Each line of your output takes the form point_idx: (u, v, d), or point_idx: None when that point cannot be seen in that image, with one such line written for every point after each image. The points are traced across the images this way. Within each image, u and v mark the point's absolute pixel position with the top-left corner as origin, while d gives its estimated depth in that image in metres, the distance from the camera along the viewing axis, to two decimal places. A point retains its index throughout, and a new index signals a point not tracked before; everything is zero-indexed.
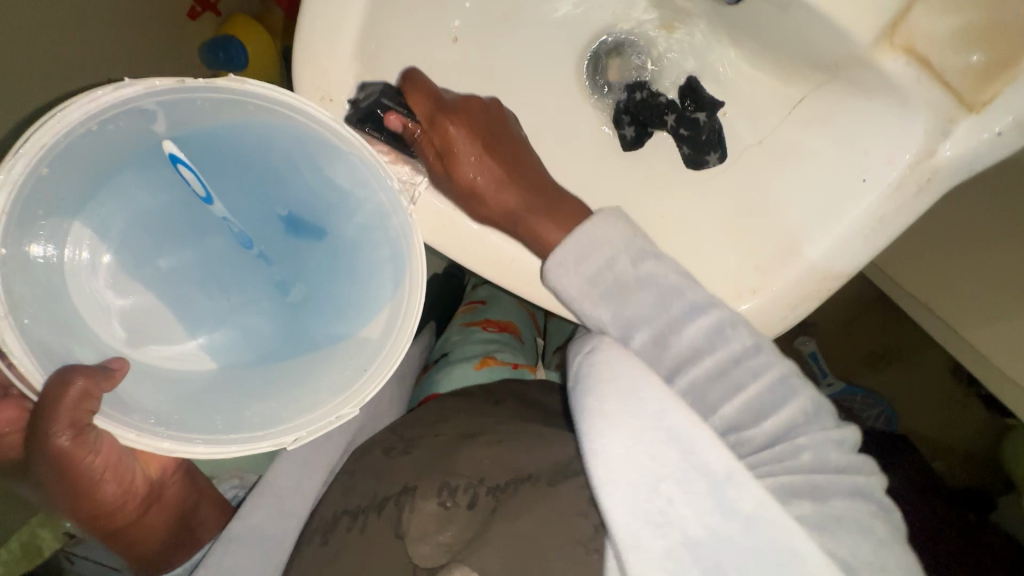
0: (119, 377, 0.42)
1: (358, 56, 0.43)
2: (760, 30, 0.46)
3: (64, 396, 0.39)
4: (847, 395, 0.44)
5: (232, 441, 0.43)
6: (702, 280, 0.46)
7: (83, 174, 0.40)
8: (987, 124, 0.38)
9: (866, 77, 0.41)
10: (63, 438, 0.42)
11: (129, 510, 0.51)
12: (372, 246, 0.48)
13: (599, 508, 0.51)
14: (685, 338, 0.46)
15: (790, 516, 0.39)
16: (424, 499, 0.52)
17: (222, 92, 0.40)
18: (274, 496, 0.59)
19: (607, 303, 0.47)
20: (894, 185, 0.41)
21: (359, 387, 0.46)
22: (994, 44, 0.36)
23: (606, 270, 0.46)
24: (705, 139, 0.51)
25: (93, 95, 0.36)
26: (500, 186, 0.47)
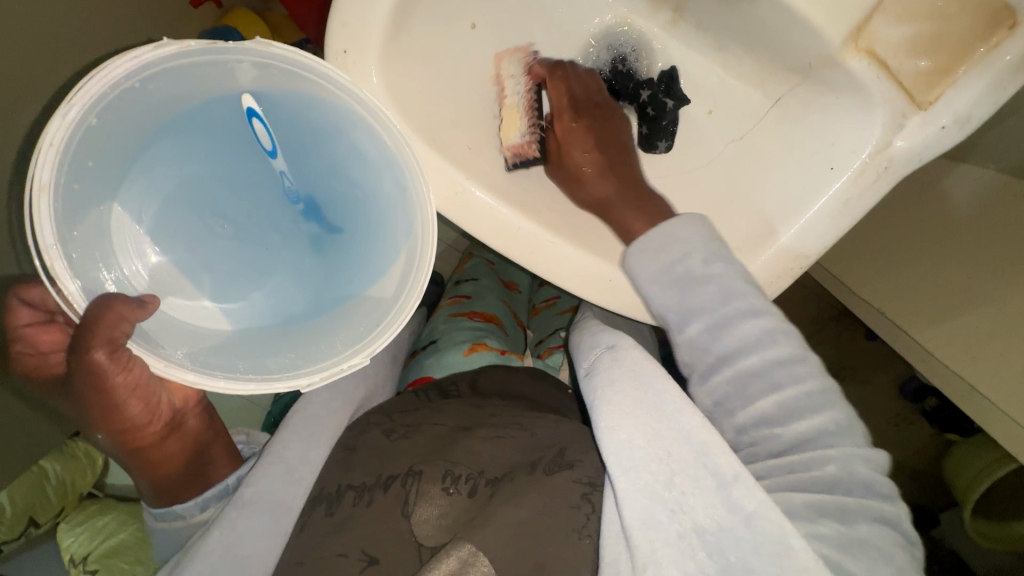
0: (152, 309, 0.45)
1: (390, 30, 0.47)
2: (744, 37, 0.51)
3: (103, 317, 0.42)
4: (781, 355, 0.46)
5: (249, 381, 0.44)
6: (669, 233, 0.51)
7: (127, 135, 0.43)
8: (934, 119, 0.44)
9: (836, 78, 0.46)
10: (98, 354, 0.45)
11: (155, 430, 0.53)
12: (394, 213, 0.51)
13: (584, 490, 0.55)
14: (727, 336, 0.48)
15: (740, 489, 0.42)
16: (430, 483, 0.54)
17: (250, 54, 0.42)
18: (283, 468, 0.58)
19: (673, 292, 0.50)
20: (857, 172, 0.48)
21: (369, 339, 0.48)
22: (937, 52, 0.43)
23: (677, 265, 0.50)
24: (663, 126, 0.58)
25: (136, 53, 0.38)
26: (603, 172, 0.55)
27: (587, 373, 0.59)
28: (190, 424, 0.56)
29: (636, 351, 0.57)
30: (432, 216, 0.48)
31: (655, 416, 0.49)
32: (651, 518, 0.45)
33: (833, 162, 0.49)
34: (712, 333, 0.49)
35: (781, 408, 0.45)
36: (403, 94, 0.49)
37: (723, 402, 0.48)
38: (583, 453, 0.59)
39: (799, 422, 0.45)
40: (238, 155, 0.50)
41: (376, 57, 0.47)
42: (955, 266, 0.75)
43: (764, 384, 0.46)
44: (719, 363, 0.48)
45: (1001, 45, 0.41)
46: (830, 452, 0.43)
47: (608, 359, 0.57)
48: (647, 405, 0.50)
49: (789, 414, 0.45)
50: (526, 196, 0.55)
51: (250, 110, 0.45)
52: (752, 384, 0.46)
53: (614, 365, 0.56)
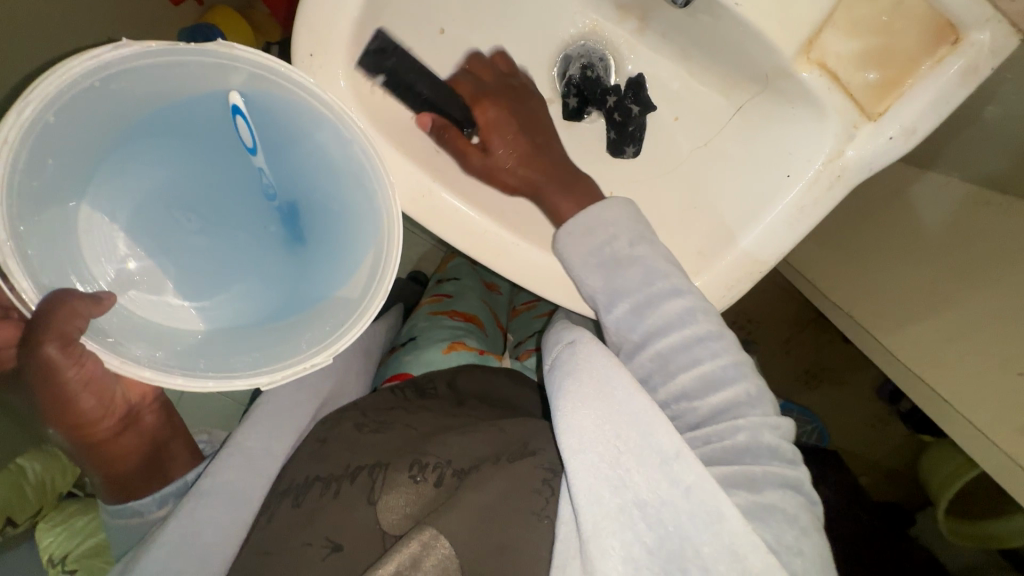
0: (107, 304, 0.46)
1: (356, 34, 0.47)
2: (706, 47, 0.53)
3: (56, 312, 0.42)
4: (699, 330, 0.49)
5: (208, 378, 0.45)
6: (595, 217, 0.52)
7: (89, 133, 0.43)
8: (884, 130, 0.46)
9: (790, 87, 0.48)
10: (51, 349, 0.45)
11: (107, 426, 0.53)
12: (363, 215, 0.51)
13: (544, 477, 0.56)
14: (652, 315, 0.50)
15: (682, 466, 0.43)
16: (398, 473, 0.55)
17: (215, 56, 0.42)
18: (245, 457, 0.59)
19: (601, 275, 0.52)
20: (812, 180, 0.49)
21: (332, 338, 0.49)
22: (885, 65, 0.44)
23: (604, 246, 0.52)
24: (631, 131, 0.59)
25: (97, 52, 0.38)
26: (522, 157, 0.54)
27: (550, 366, 0.57)
28: (145, 419, 0.57)
29: (592, 344, 0.54)
30: (397, 219, 0.48)
31: (608, 403, 0.48)
32: (596, 494, 0.46)
33: (790, 170, 0.51)
34: (641, 311, 0.51)
35: (708, 392, 0.49)
36: (371, 98, 0.50)
37: (657, 379, 0.51)
38: (544, 443, 0.61)
39: (715, 398, 0.48)
40: (210, 151, 0.50)
41: (343, 62, 0.48)
42: (921, 269, 0.76)
43: (689, 369, 0.49)
44: (648, 338, 0.51)
45: (943, 60, 0.43)
46: (743, 422, 0.47)
47: (567, 354, 0.55)
48: (602, 393, 0.49)
49: (694, 386, 0.49)
50: (493, 199, 0.56)
51: (235, 108, 0.45)
52: (674, 358, 0.50)
53: (573, 357, 0.54)
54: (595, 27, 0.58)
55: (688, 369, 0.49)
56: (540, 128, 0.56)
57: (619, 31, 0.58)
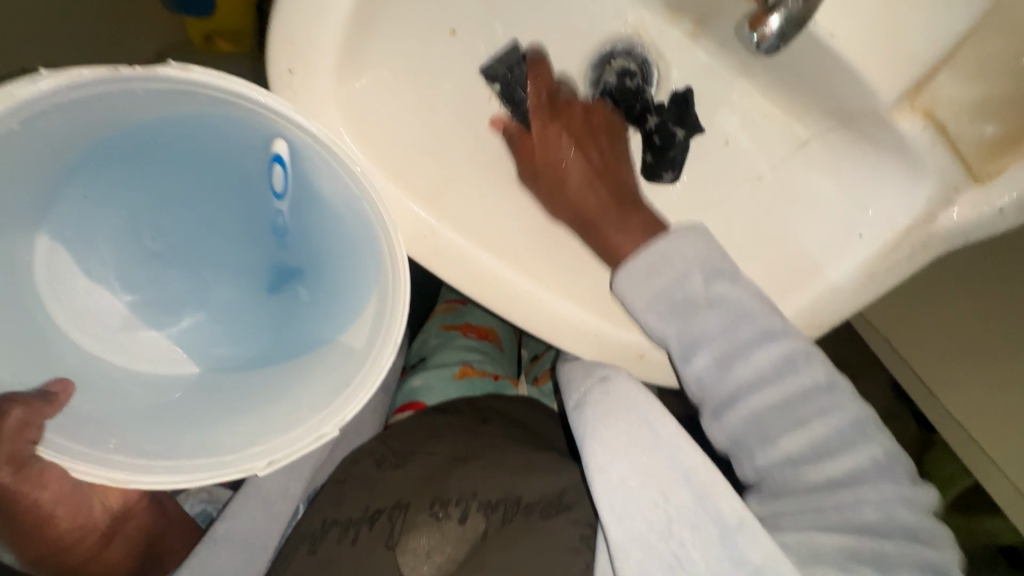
0: (62, 402, 0.40)
1: (347, 42, 0.38)
2: (775, 66, 0.43)
3: (5, 423, 0.38)
4: (788, 351, 0.42)
5: (199, 468, 0.40)
6: (662, 251, 0.44)
7: (21, 178, 0.35)
8: (993, 197, 0.37)
9: (880, 134, 0.39)
10: (2, 475, 0.42)
11: (93, 541, 0.50)
12: (367, 254, 0.41)
13: (581, 533, 0.51)
14: (743, 366, 0.43)
15: (746, 538, 0.40)
16: (417, 514, 0.51)
17: (166, 81, 0.33)
18: (260, 499, 0.55)
19: (675, 323, 0.44)
20: (888, 245, 0.41)
21: (339, 404, 0.41)
22: (1008, 118, 0.35)
23: (676, 288, 0.44)
24: (672, 157, 0.49)
25: (5, 91, 0.29)
26: (592, 173, 0.46)
27: (577, 405, 0.49)
28: (133, 523, 0.53)
29: (630, 384, 0.47)
30: (402, 262, 0.39)
31: (655, 457, 0.45)
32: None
33: (862, 230, 0.42)
34: (775, 412, 0.42)
35: (744, 409, 0.43)
36: (365, 120, 0.42)
37: (719, 418, 0.45)
38: (581, 492, 0.54)
39: (834, 467, 0.41)
40: (180, 178, 0.42)
41: (332, 78, 0.39)
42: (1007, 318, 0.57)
43: (766, 437, 0.43)
44: (733, 397, 0.44)
45: None
46: (867, 492, 0.41)
47: (599, 396, 0.47)
48: (642, 443, 0.45)
49: (810, 462, 0.42)
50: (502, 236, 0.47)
51: (277, 157, 0.37)
52: (773, 421, 0.42)
53: (609, 403, 0.46)
54: (639, 24, 0.47)
55: (819, 453, 0.42)
56: (605, 132, 0.47)
57: (668, 33, 0.47)
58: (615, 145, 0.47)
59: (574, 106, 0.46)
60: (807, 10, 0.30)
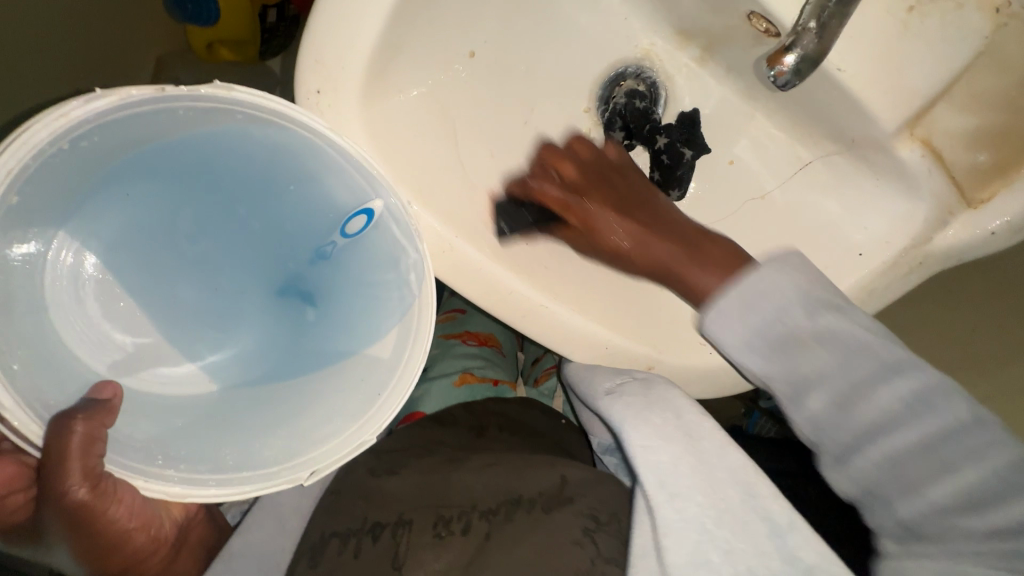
0: (117, 408, 0.40)
1: (375, 64, 0.40)
2: (781, 92, 0.45)
3: (67, 441, 0.37)
4: (915, 384, 0.37)
5: (248, 481, 0.41)
6: (754, 289, 0.41)
7: (64, 194, 0.36)
8: (987, 220, 0.39)
9: (881, 159, 0.42)
10: (80, 491, 0.40)
11: (162, 559, 0.48)
12: (391, 271, 0.43)
13: (587, 527, 0.47)
14: (864, 403, 0.38)
15: (798, 538, 0.39)
16: (420, 533, 0.48)
17: (208, 99, 0.34)
18: (272, 516, 0.55)
19: (769, 355, 0.41)
20: (889, 263, 0.43)
21: (376, 410, 0.42)
22: (1001, 147, 0.37)
23: (778, 323, 0.40)
24: (680, 175, 0.50)
25: (64, 109, 0.31)
26: (643, 236, 0.45)
27: (609, 393, 0.50)
28: (195, 535, 0.53)
29: (669, 386, 0.49)
30: (428, 270, 0.41)
31: (688, 445, 0.45)
32: (699, 556, 0.40)
33: (862, 248, 0.44)
34: (778, 352, 0.40)
35: (872, 447, 0.38)
36: (391, 139, 0.43)
37: (843, 463, 0.39)
38: (586, 486, 0.52)
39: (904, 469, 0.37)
40: (207, 197, 0.43)
41: (359, 99, 0.40)
42: None
43: (854, 416, 0.38)
44: (860, 437, 0.38)
45: None
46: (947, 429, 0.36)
47: (636, 389, 0.49)
48: (686, 437, 0.46)
49: (939, 482, 0.36)
50: (519, 250, 0.48)
51: (368, 211, 0.40)
52: (913, 467, 0.37)
53: (643, 397, 0.48)
54: (650, 50, 0.50)
55: (902, 439, 0.37)
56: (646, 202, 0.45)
57: (677, 57, 0.49)
58: (609, 165, 0.46)
59: (602, 158, 0.46)
60: (823, 50, 0.32)
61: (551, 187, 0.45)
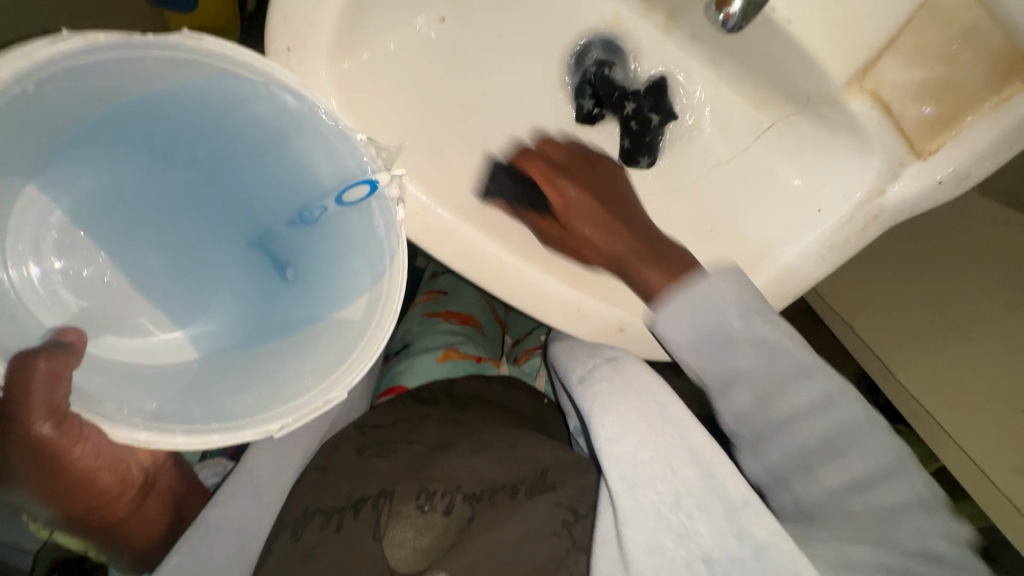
0: (80, 351, 0.39)
1: (344, 24, 0.41)
2: (741, 57, 0.47)
3: (30, 381, 0.36)
4: (843, 413, 0.41)
5: (213, 431, 0.40)
6: (775, 362, 0.41)
7: (32, 144, 0.36)
8: (933, 171, 0.41)
9: (835, 116, 0.43)
10: (44, 428, 0.38)
11: (127, 502, 0.48)
12: (362, 235, 0.44)
13: (564, 518, 0.49)
14: (835, 466, 0.41)
15: (751, 515, 0.39)
16: (403, 503, 0.49)
17: (176, 49, 0.34)
18: (252, 483, 0.55)
19: (760, 414, 0.42)
20: (846, 217, 0.45)
21: (345, 368, 0.42)
22: (944, 99, 0.39)
23: (764, 398, 0.41)
24: (648, 141, 0.52)
25: (28, 48, 0.30)
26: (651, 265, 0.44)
27: (582, 379, 0.50)
28: (164, 481, 0.52)
29: (638, 365, 0.49)
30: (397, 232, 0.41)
31: (658, 429, 0.45)
32: (655, 541, 0.42)
33: (821, 205, 0.46)
34: (756, 396, 0.41)
35: (814, 479, 0.42)
36: (361, 101, 0.44)
37: (785, 485, 0.44)
38: (565, 474, 0.54)
39: (854, 466, 0.41)
40: (184, 161, 0.44)
41: (329, 58, 0.41)
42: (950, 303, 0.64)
43: (796, 440, 0.41)
44: (798, 460, 0.42)
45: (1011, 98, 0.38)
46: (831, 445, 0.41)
47: (608, 371, 0.49)
48: (648, 417, 0.46)
49: (830, 468, 0.42)
50: (491, 214, 0.49)
51: (369, 182, 0.40)
52: (848, 499, 0.41)
53: (615, 377, 0.48)
54: (617, 19, 0.51)
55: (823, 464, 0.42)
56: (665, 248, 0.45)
57: (643, 26, 0.51)
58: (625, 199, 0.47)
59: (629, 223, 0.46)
60: None
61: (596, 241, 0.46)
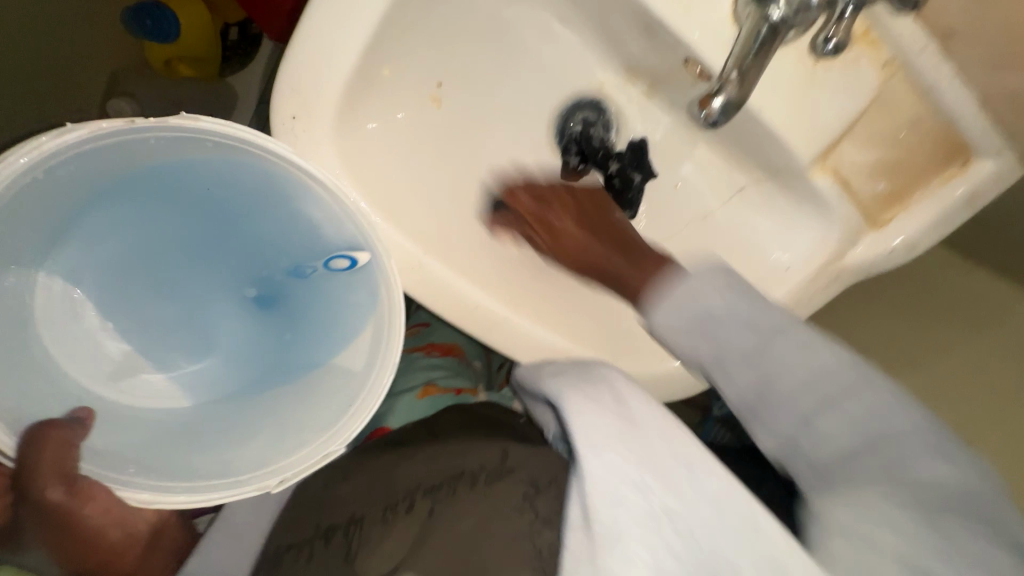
0: (90, 427, 0.41)
1: (347, 96, 0.42)
2: (716, 127, 0.50)
3: (40, 452, 0.38)
4: (818, 358, 0.36)
5: (214, 489, 0.41)
6: (687, 286, 0.40)
7: (32, 221, 0.38)
8: (887, 240, 0.46)
9: (800, 186, 0.47)
10: (56, 492, 0.40)
11: (136, 556, 0.48)
12: (359, 290, 0.45)
13: (524, 493, 0.43)
14: (778, 368, 0.36)
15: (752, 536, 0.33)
16: (369, 521, 0.47)
17: (179, 130, 0.36)
18: (229, 534, 0.55)
19: (702, 339, 0.38)
20: (811, 276, 0.49)
21: (346, 423, 0.43)
22: (894, 178, 0.44)
23: (696, 311, 0.39)
24: (630, 198, 0.54)
25: (37, 140, 0.32)
26: (582, 223, 0.48)
27: (550, 375, 0.46)
28: (168, 538, 0.52)
29: (615, 373, 0.44)
30: (398, 293, 0.42)
31: (609, 412, 0.40)
32: (613, 495, 0.35)
33: (789, 263, 0.50)
34: (700, 327, 0.39)
35: (818, 422, 0.35)
36: (362, 164, 0.45)
37: (831, 482, 0.34)
38: (527, 456, 0.47)
39: (804, 371, 0.36)
40: (181, 219, 0.45)
41: (331, 128, 0.43)
42: (932, 324, 0.69)
43: (768, 372, 0.36)
44: (790, 393, 0.36)
45: (953, 179, 0.44)
46: (835, 390, 0.35)
47: (572, 373, 0.45)
48: (597, 405, 0.40)
49: (797, 385, 0.35)
50: (483, 267, 0.51)
51: (354, 260, 0.43)
52: (805, 401, 0.35)
53: (583, 382, 0.43)
54: (602, 84, 0.54)
55: (882, 444, 0.34)
56: (600, 206, 0.49)
57: (626, 91, 0.55)
58: (598, 200, 0.50)
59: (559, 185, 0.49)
60: (745, 93, 0.38)
61: (523, 201, 0.49)
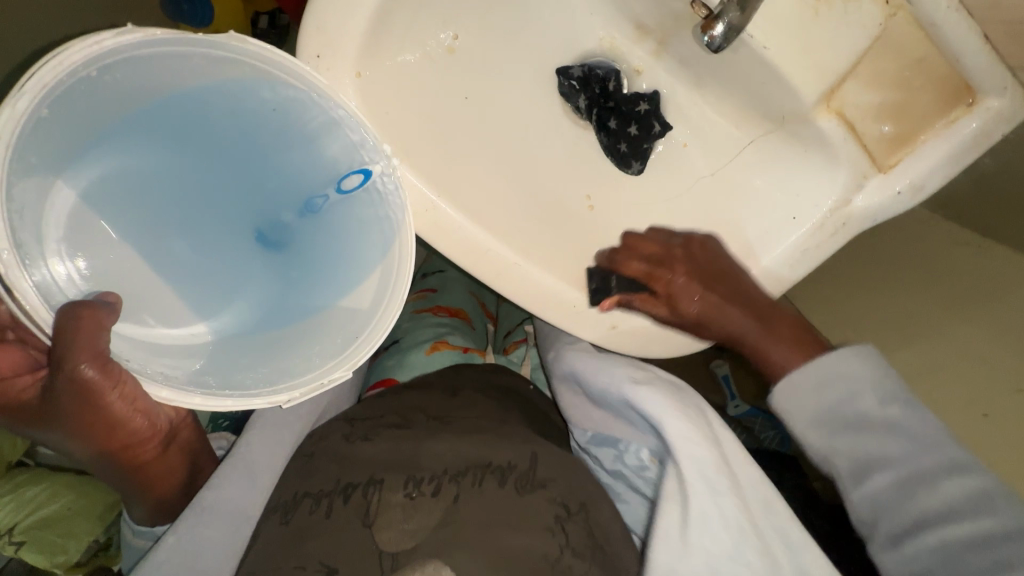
0: (119, 309, 0.43)
1: (369, 35, 0.44)
2: (722, 80, 0.51)
3: (77, 332, 0.39)
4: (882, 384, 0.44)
5: (227, 395, 0.43)
6: (829, 372, 0.45)
7: (76, 129, 0.39)
8: (891, 184, 0.46)
9: (807, 132, 0.48)
10: (88, 369, 0.43)
11: (154, 447, 0.53)
12: (371, 226, 0.48)
13: (558, 514, 0.49)
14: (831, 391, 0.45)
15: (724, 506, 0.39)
16: (391, 492, 0.47)
17: (222, 49, 0.38)
18: (246, 468, 0.56)
19: (815, 395, 0.46)
20: (816, 224, 0.49)
21: (351, 350, 0.47)
22: (900, 120, 0.45)
23: (845, 404, 0.45)
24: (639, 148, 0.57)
25: (97, 38, 0.35)
26: (705, 294, 0.50)
27: (635, 379, 0.51)
28: (183, 436, 0.57)
29: (688, 394, 0.51)
30: (409, 234, 0.45)
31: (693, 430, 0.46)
32: (707, 518, 0.42)
33: (795, 213, 0.51)
34: (843, 432, 0.45)
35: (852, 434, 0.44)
36: (379, 106, 0.47)
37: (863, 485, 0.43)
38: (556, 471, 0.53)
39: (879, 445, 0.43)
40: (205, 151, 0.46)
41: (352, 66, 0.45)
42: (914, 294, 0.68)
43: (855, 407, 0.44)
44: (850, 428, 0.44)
45: (957, 121, 0.44)
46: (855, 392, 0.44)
47: (666, 386, 0.50)
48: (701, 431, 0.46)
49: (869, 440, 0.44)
50: (493, 214, 0.53)
51: (365, 173, 0.45)
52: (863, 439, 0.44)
53: (673, 392, 0.49)
54: (611, 42, 0.56)
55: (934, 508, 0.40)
56: (726, 274, 0.50)
57: (636, 49, 0.56)
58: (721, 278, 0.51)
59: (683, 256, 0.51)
60: (744, 21, 0.39)
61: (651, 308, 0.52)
